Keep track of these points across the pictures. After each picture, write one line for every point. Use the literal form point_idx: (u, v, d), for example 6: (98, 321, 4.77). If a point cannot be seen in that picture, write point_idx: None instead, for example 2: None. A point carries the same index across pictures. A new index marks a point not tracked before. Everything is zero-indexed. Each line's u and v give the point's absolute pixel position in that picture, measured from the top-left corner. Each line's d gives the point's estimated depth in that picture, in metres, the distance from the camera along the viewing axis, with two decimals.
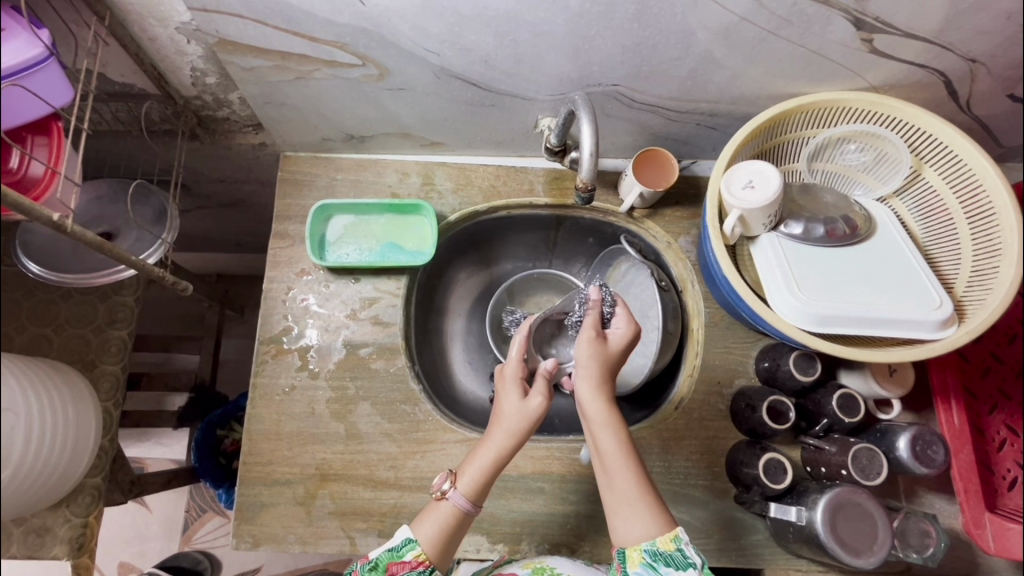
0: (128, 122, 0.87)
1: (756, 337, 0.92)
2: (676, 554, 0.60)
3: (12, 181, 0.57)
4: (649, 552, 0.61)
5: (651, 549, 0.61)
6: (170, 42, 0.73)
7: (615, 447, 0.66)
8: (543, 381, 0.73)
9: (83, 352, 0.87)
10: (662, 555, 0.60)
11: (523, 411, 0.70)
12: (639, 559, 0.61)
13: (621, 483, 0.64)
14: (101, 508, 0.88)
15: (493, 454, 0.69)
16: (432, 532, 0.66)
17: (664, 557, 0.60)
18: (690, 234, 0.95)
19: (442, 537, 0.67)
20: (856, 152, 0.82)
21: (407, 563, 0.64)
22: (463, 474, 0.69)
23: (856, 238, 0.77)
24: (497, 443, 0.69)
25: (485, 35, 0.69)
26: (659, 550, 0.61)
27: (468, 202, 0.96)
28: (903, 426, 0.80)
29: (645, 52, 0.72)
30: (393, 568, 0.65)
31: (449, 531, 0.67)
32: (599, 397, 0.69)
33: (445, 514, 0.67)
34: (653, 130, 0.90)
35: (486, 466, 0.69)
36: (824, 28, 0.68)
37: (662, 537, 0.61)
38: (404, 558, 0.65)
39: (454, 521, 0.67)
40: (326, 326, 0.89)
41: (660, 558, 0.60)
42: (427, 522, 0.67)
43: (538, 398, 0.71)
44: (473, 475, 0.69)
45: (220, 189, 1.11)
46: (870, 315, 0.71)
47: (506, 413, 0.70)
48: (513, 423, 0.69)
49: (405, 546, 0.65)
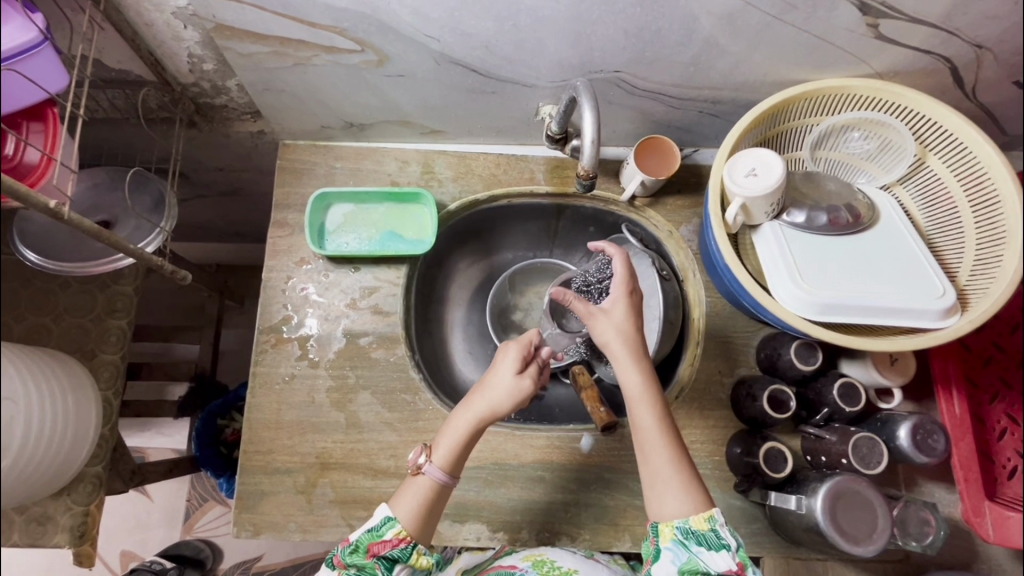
0: (125, 109, 0.86)
1: (758, 327, 0.92)
2: (710, 533, 0.63)
3: (9, 167, 0.57)
4: (681, 530, 0.64)
5: (684, 527, 0.64)
6: (166, 27, 0.72)
7: (652, 425, 0.68)
8: (536, 365, 0.75)
9: (82, 341, 0.87)
10: (694, 533, 0.63)
11: (502, 388, 0.72)
12: (672, 536, 0.64)
13: (655, 456, 0.67)
14: (103, 497, 0.88)
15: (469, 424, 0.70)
16: (410, 507, 0.67)
17: (697, 535, 0.63)
18: (691, 222, 0.95)
19: (421, 511, 0.68)
20: (860, 139, 0.82)
21: (388, 542, 0.65)
22: (439, 446, 0.70)
23: (860, 227, 0.77)
24: (475, 412, 0.71)
25: (486, 20, 0.68)
26: (691, 529, 0.63)
27: (468, 190, 0.95)
28: (904, 415, 0.80)
29: (648, 37, 0.71)
30: (375, 548, 0.65)
31: (427, 504, 0.68)
32: (642, 381, 0.71)
33: (423, 489, 0.69)
34: (655, 117, 0.89)
35: (464, 438, 0.70)
36: (830, 12, 0.67)
37: (696, 516, 0.64)
38: (384, 538, 0.66)
39: (432, 494, 0.69)
40: (326, 315, 0.89)
41: (692, 536, 0.63)
42: (405, 497, 0.68)
43: (519, 382, 0.72)
44: (449, 446, 0.70)
45: (218, 178, 1.10)
46: (873, 304, 0.70)
47: (490, 389, 0.72)
48: (496, 398, 0.71)
49: (385, 525, 0.66)
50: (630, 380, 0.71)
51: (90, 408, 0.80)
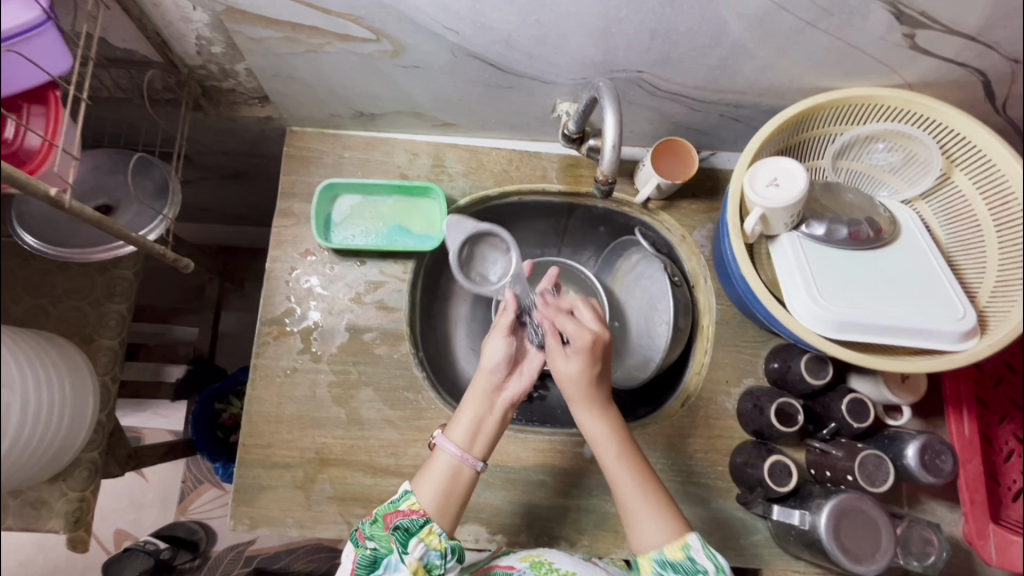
0: (129, 89, 0.84)
1: (768, 337, 0.90)
2: (685, 561, 0.62)
3: (8, 152, 0.55)
4: (658, 561, 0.63)
5: (660, 558, 0.63)
6: (174, 7, 0.69)
7: (618, 465, 0.68)
8: (512, 321, 0.77)
9: (80, 325, 0.84)
10: (669, 563, 0.63)
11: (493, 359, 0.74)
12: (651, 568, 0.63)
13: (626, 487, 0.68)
14: (100, 483, 0.87)
15: (477, 397, 0.73)
16: (431, 484, 0.68)
17: (674, 565, 0.63)
18: (706, 227, 0.92)
19: (442, 490, 0.68)
20: (884, 151, 0.79)
21: (400, 512, 0.66)
22: (452, 425, 0.72)
23: (881, 242, 0.74)
24: (480, 388, 0.73)
25: (509, 14, 0.65)
26: (667, 558, 0.63)
27: (479, 186, 0.93)
28: (913, 434, 0.78)
29: (674, 39, 0.69)
30: (389, 518, 0.66)
31: (449, 483, 0.68)
32: (601, 419, 0.71)
33: (441, 465, 0.69)
34: (674, 120, 0.86)
35: (477, 417, 0.72)
36: (865, 20, 0.65)
37: (669, 546, 0.63)
38: (398, 508, 0.67)
39: (452, 470, 0.69)
40: (329, 309, 0.87)
41: (668, 566, 0.63)
42: (425, 476, 0.69)
43: (504, 345, 0.75)
44: (462, 424, 0.72)
45: (223, 162, 1.07)
46: (891, 324, 0.69)
47: (485, 366, 0.74)
48: (490, 369, 0.74)
49: (402, 498, 0.68)
50: (593, 429, 0.71)
51: (86, 399, 0.78)
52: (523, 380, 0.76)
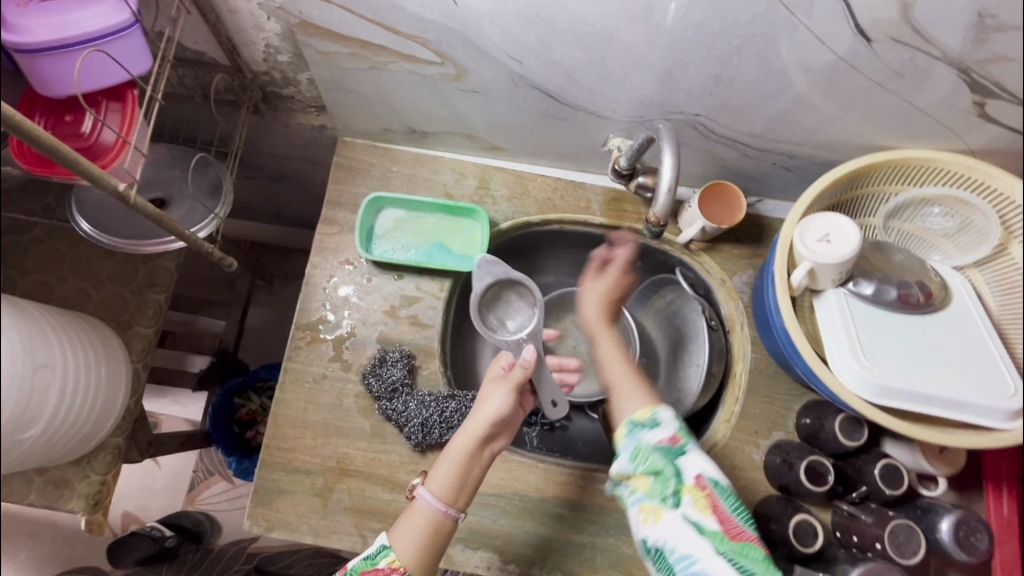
0: (193, 88, 0.86)
1: (802, 391, 0.88)
2: (650, 418, 0.64)
3: (84, 145, 0.59)
4: (630, 425, 0.64)
5: (631, 423, 0.64)
6: (249, 17, 0.71)
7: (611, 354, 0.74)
8: (520, 370, 0.72)
9: (119, 311, 0.86)
10: (640, 423, 0.64)
11: (495, 412, 0.70)
12: (623, 434, 0.64)
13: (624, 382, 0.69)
14: (121, 466, 0.88)
15: (463, 447, 0.68)
16: (408, 538, 0.64)
17: (640, 423, 0.64)
18: (747, 273, 0.91)
19: (420, 542, 0.64)
20: (940, 215, 0.77)
21: (381, 570, 0.63)
22: (434, 474, 0.68)
23: (930, 307, 0.73)
24: (470, 437, 0.69)
25: (575, 49, 0.66)
26: (636, 421, 0.64)
27: (522, 211, 0.93)
28: (947, 507, 0.76)
29: (738, 86, 0.69)
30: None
31: (426, 536, 0.65)
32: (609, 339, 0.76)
33: (420, 518, 0.66)
34: (725, 164, 0.86)
35: (461, 469, 0.68)
36: (935, 85, 0.64)
37: (638, 413, 0.65)
38: (377, 566, 0.64)
39: (431, 525, 0.65)
40: (363, 319, 0.88)
41: (637, 426, 0.64)
42: (403, 528, 0.65)
43: (506, 397, 0.71)
44: (444, 475, 0.67)
45: (271, 163, 1.10)
46: (935, 394, 0.67)
47: (481, 416, 0.69)
48: (483, 420, 0.69)
49: (380, 553, 0.64)
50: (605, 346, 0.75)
51: (122, 389, 0.80)
52: (507, 436, 0.73)
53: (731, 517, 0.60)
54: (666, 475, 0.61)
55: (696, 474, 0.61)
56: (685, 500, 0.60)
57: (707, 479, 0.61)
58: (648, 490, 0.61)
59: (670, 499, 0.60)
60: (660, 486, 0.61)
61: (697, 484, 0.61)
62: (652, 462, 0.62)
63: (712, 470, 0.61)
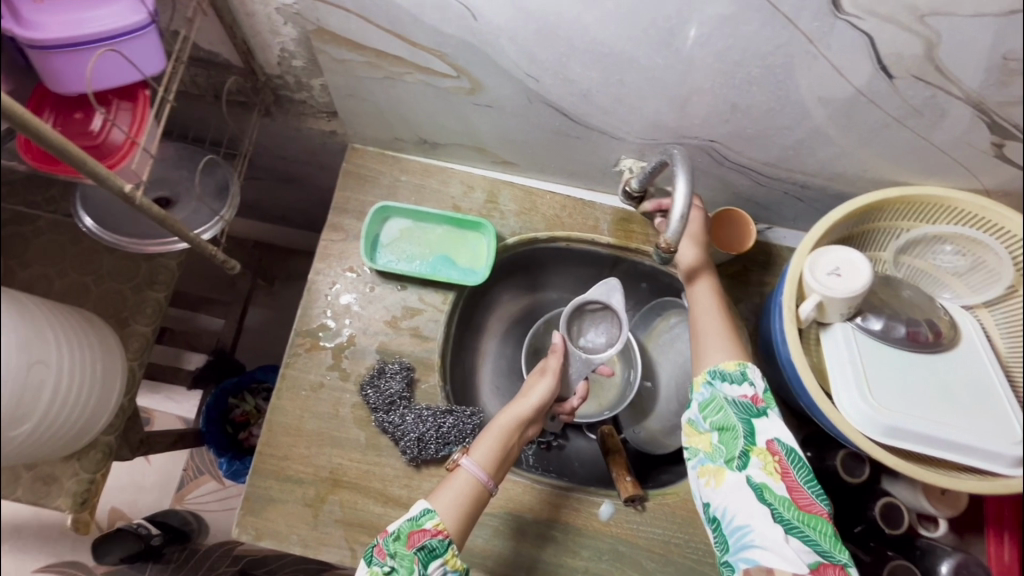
0: (205, 87, 0.86)
1: (805, 423, 0.87)
2: (737, 371, 0.66)
3: (92, 145, 0.57)
4: (710, 373, 0.67)
5: (714, 371, 0.67)
6: (266, 21, 0.71)
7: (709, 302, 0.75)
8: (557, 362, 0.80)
9: (118, 307, 0.84)
10: (722, 373, 0.66)
11: (540, 399, 0.77)
12: (702, 381, 0.67)
13: (709, 338, 0.71)
14: (110, 465, 0.87)
15: (506, 424, 0.73)
16: (450, 503, 0.65)
17: (723, 374, 0.66)
18: (753, 301, 0.90)
19: (460, 507, 0.65)
20: (952, 254, 0.77)
21: (427, 531, 0.62)
22: (477, 447, 0.70)
23: (940, 346, 0.71)
24: (513, 417, 0.74)
25: (592, 70, 0.65)
26: (721, 371, 0.66)
27: (529, 227, 0.93)
28: (947, 550, 0.75)
29: (754, 115, 0.68)
30: (415, 536, 0.61)
31: (466, 502, 0.66)
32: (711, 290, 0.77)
33: (462, 484, 0.67)
34: (736, 190, 0.85)
35: (503, 444, 0.72)
36: (954, 124, 0.64)
37: (726, 362, 0.67)
38: (423, 527, 0.62)
39: (471, 492, 0.67)
40: (364, 329, 0.87)
41: (718, 375, 0.66)
42: (445, 493, 0.66)
43: (547, 384, 0.78)
44: (488, 449, 0.71)
45: (280, 166, 1.09)
46: (941, 436, 0.66)
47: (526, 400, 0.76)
48: (526, 404, 0.76)
49: (425, 515, 0.63)
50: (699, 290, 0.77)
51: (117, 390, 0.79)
52: (537, 427, 0.79)
53: (801, 487, 0.60)
54: (736, 432, 0.63)
55: (770, 438, 0.62)
56: (753, 461, 0.62)
57: (779, 445, 0.62)
58: (713, 451, 0.64)
59: (736, 459, 0.62)
60: (728, 445, 0.63)
61: (768, 449, 0.62)
62: (724, 415, 0.64)
63: (787, 437, 0.62)
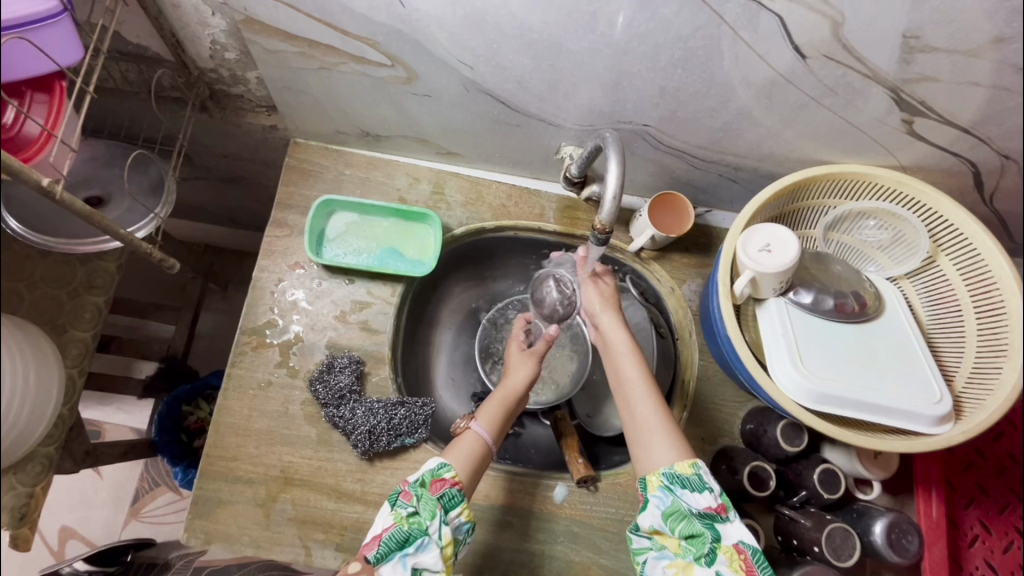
0: (137, 84, 0.84)
1: (747, 398, 0.90)
2: (693, 477, 0.64)
3: (4, 138, 0.54)
4: (666, 476, 0.64)
5: (671, 473, 0.64)
6: (193, 11, 0.70)
7: (638, 377, 0.73)
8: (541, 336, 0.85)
9: (54, 314, 0.78)
10: (679, 478, 0.64)
11: (531, 371, 0.81)
12: (658, 483, 0.64)
13: (650, 432, 0.69)
14: (51, 479, 0.81)
15: (507, 391, 0.79)
16: (463, 456, 0.70)
17: (682, 479, 0.64)
18: (695, 282, 0.93)
19: (473, 461, 0.70)
20: (875, 228, 0.81)
21: (448, 480, 0.66)
22: (483, 413, 0.75)
23: (864, 316, 0.75)
24: (508, 387, 0.79)
25: (523, 56, 0.66)
26: (677, 474, 0.64)
27: (476, 217, 0.93)
28: (881, 510, 0.78)
29: (683, 98, 0.70)
30: (435, 485, 0.66)
31: (477, 458, 0.71)
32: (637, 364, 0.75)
33: (472, 443, 0.72)
34: (674, 174, 0.88)
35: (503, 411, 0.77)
36: (867, 102, 0.67)
37: (680, 463, 0.65)
38: (443, 477, 0.66)
39: (480, 449, 0.72)
40: (312, 325, 0.86)
41: (677, 481, 0.64)
42: (458, 449, 0.71)
43: (533, 358, 0.83)
44: (491, 414, 0.75)
45: (222, 164, 1.07)
46: (868, 400, 0.69)
47: (518, 373, 0.81)
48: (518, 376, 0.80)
49: (442, 467, 0.67)
50: (627, 372, 0.75)
51: (58, 402, 0.72)
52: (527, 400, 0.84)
53: None
54: (704, 537, 0.62)
55: (734, 539, 0.63)
56: (719, 558, 0.62)
57: (745, 545, 0.62)
58: (680, 550, 0.63)
59: (704, 556, 0.62)
60: (695, 546, 0.62)
61: (735, 548, 0.62)
62: (690, 523, 0.62)
63: (749, 538, 0.63)
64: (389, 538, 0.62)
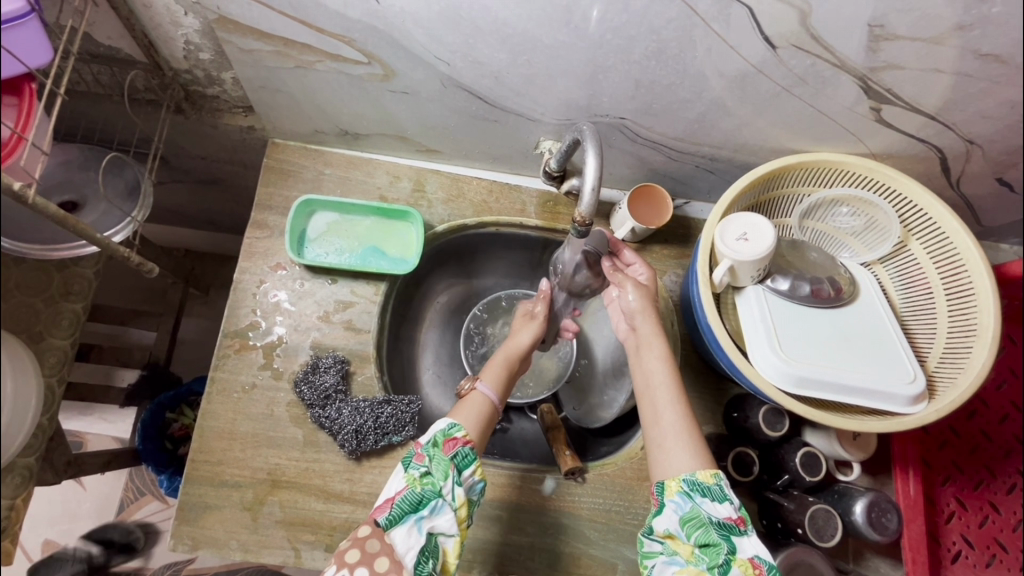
0: (109, 86, 0.82)
1: (730, 385, 0.91)
2: (715, 486, 0.63)
3: None
4: (687, 482, 0.63)
5: (691, 480, 0.63)
6: (165, 11, 0.69)
7: (665, 379, 0.72)
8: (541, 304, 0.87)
9: (30, 322, 0.75)
10: (700, 486, 0.63)
11: (531, 336, 0.83)
12: (678, 489, 0.63)
13: (670, 437, 0.68)
14: (31, 490, 0.75)
15: (508, 355, 0.80)
16: (471, 416, 0.70)
17: (702, 488, 0.63)
18: (676, 272, 0.95)
19: (481, 421, 0.70)
20: (848, 215, 0.83)
21: (460, 440, 0.65)
22: (486, 375, 0.76)
23: (840, 301, 0.77)
24: (509, 351, 0.81)
25: (499, 51, 0.67)
26: (698, 482, 0.63)
27: (458, 214, 0.94)
28: (861, 490, 0.80)
29: (658, 90, 0.71)
30: (449, 445, 0.65)
31: (485, 416, 0.71)
32: (666, 366, 0.73)
33: (479, 403, 0.72)
34: (651, 167, 0.89)
35: (506, 372, 0.78)
36: (836, 90, 0.69)
37: (702, 471, 0.64)
38: (454, 437, 0.66)
39: (487, 408, 0.72)
40: (295, 326, 0.86)
41: (697, 488, 0.63)
42: (466, 410, 0.71)
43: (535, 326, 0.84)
44: (495, 375, 0.76)
45: (200, 167, 1.06)
46: (847, 382, 0.71)
47: (521, 338, 0.82)
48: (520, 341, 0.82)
49: (454, 427, 0.67)
50: (654, 373, 0.73)
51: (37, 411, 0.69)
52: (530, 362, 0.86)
53: None
54: (719, 547, 0.60)
55: (749, 553, 0.61)
56: (733, 570, 0.59)
57: (761, 561, 0.60)
58: (692, 558, 0.61)
59: (718, 566, 0.59)
60: (708, 556, 0.60)
61: (750, 562, 0.60)
62: (707, 531, 0.61)
63: (764, 554, 0.61)
64: (401, 500, 0.61)
